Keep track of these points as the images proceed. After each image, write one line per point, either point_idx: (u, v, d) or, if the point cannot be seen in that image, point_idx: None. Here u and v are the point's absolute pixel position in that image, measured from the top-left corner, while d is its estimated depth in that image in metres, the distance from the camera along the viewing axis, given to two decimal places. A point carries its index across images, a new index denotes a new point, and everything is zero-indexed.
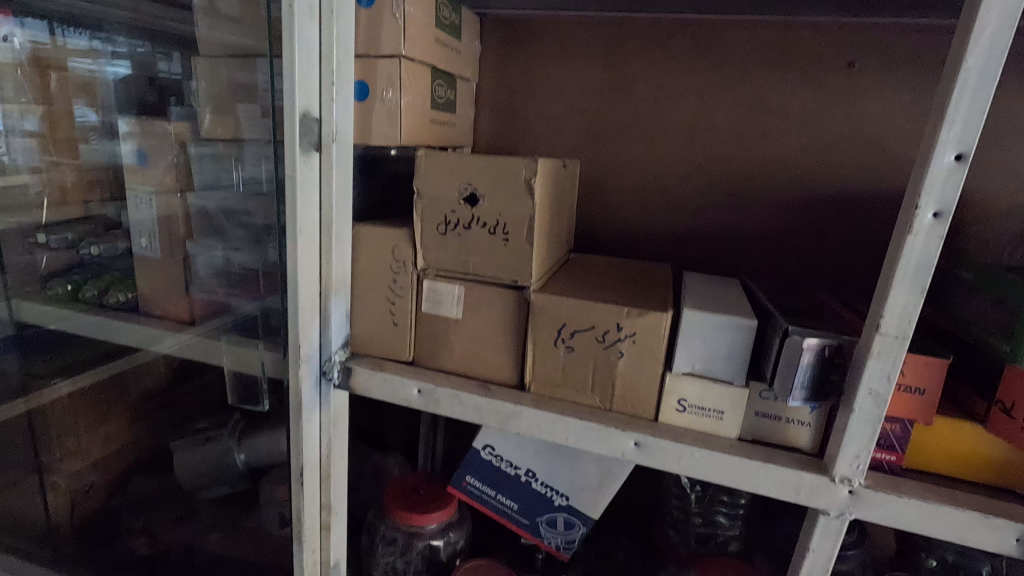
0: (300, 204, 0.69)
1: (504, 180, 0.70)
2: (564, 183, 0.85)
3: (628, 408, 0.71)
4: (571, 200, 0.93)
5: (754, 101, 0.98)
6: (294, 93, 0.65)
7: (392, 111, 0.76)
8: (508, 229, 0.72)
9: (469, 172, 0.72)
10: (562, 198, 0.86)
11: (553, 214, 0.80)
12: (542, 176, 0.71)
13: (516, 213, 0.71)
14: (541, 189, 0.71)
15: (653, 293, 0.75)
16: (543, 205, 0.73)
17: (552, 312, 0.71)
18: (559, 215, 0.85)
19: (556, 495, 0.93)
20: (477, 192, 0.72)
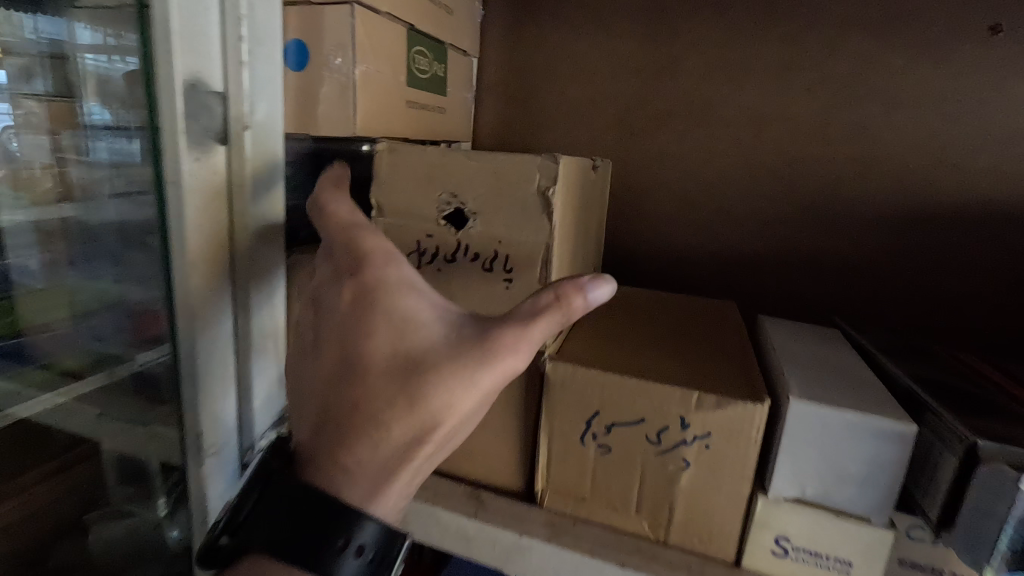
0: (191, 228, 0.45)
1: (507, 188, 0.46)
2: (592, 192, 0.60)
3: (693, 543, 0.46)
4: (600, 216, 0.68)
5: (851, 80, 0.72)
6: (176, 50, 0.41)
7: (342, 85, 0.52)
8: (513, 263, 0.47)
9: (455, 177, 0.48)
10: (589, 213, 0.61)
11: (577, 237, 0.56)
12: (564, 183, 0.47)
13: (523, 241, 0.47)
14: (563, 203, 0.47)
15: (726, 360, 0.50)
16: (563, 228, 0.49)
17: (577, 392, 0.47)
18: (585, 238, 0.60)
19: None
20: (466, 207, 0.48)
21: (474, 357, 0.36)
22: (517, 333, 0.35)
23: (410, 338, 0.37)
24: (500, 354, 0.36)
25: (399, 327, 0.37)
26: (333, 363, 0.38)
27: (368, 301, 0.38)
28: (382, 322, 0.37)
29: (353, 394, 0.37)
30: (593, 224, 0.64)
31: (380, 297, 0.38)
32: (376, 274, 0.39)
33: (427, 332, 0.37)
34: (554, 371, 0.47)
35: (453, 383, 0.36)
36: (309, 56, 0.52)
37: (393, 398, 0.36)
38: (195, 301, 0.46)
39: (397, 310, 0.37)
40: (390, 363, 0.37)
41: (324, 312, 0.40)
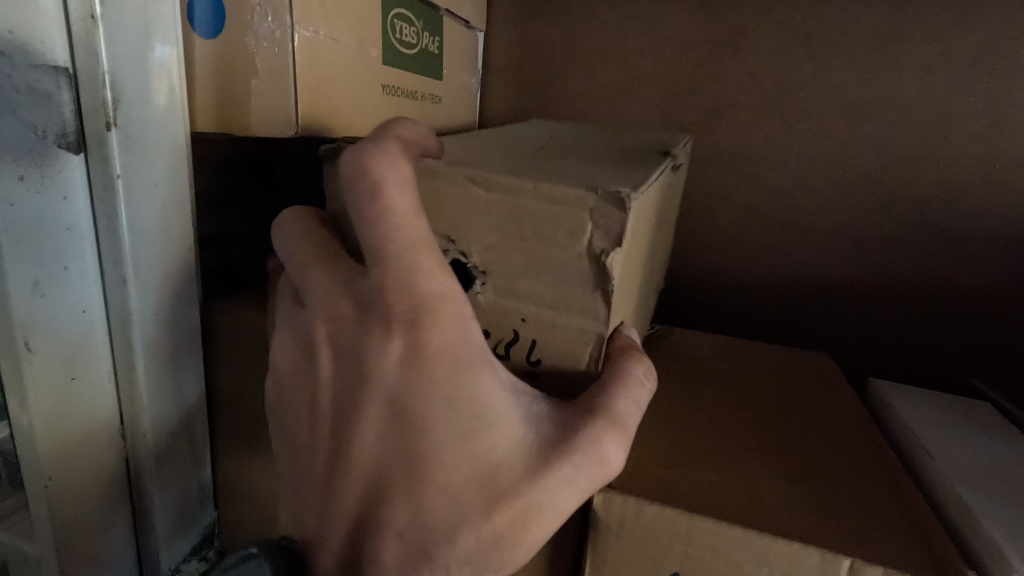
0: (21, 288, 0.28)
1: (532, 241, 0.29)
2: (660, 207, 0.40)
3: None
4: (667, 243, 0.46)
5: (983, 57, 0.54)
6: None
7: (275, 59, 0.35)
8: (540, 354, 0.31)
9: (446, 212, 0.30)
10: (655, 241, 0.40)
11: (638, 285, 0.37)
12: (631, 238, 0.29)
13: (556, 326, 0.30)
14: (623, 269, 0.29)
15: (858, 485, 0.33)
16: (620, 295, 0.31)
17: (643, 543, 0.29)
18: (644, 281, 0.40)
19: None
20: (470, 263, 0.31)
21: (573, 462, 0.26)
22: (615, 423, 0.27)
23: (483, 438, 0.25)
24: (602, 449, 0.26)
25: (466, 420, 0.25)
26: (375, 447, 0.26)
27: (422, 372, 0.25)
28: (442, 413, 0.25)
29: (406, 503, 0.25)
30: (657, 253, 0.43)
31: (441, 371, 0.25)
32: (433, 336, 0.24)
33: (510, 427, 0.25)
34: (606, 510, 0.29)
35: (543, 500, 0.25)
36: (227, 14, 0.33)
37: (463, 519, 0.25)
38: (37, 396, 0.29)
39: (469, 394, 0.25)
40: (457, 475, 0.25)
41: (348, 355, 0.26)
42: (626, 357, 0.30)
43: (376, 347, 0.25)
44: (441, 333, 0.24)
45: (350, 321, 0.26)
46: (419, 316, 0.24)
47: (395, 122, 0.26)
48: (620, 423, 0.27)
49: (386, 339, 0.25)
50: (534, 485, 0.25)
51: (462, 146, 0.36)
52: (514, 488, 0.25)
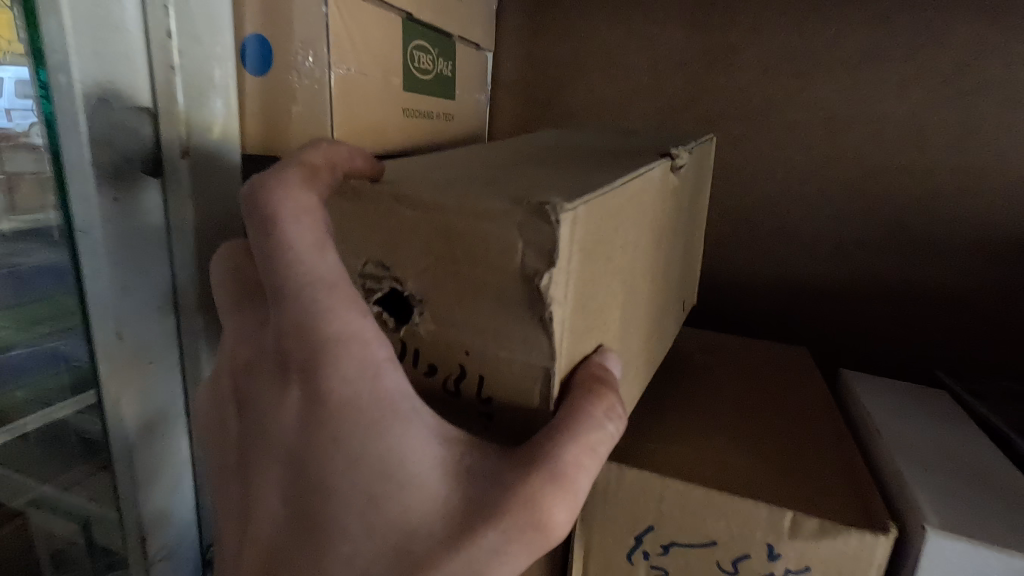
0: (114, 287, 0.34)
1: (468, 265, 0.26)
2: (655, 218, 0.38)
3: None
4: (672, 263, 0.45)
5: (953, 75, 0.58)
6: (75, 53, 0.30)
7: (314, 94, 0.40)
8: (490, 390, 0.28)
9: (376, 235, 0.28)
10: (651, 258, 0.39)
11: (628, 305, 0.35)
12: (576, 254, 0.26)
13: (504, 358, 0.27)
14: (579, 291, 0.27)
15: (821, 464, 0.38)
16: (588, 318, 0.29)
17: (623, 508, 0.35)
18: (640, 299, 0.38)
19: None
20: (406, 290, 0.28)
21: (497, 524, 0.24)
22: (555, 479, 0.25)
23: (393, 500, 0.24)
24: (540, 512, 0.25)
25: (376, 481, 0.24)
26: None
27: (327, 426, 0.24)
28: (347, 471, 0.24)
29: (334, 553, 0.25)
30: (660, 271, 0.42)
31: (346, 426, 0.24)
32: (335, 385, 0.24)
33: (428, 484, 0.24)
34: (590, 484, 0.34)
35: (465, 569, 0.24)
36: (274, 57, 0.39)
37: None
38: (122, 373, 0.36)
39: (379, 448, 0.24)
40: (370, 542, 0.24)
41: (261, 407, 0.26)
42: (582, 401, 0.27)
43: (286, 397, 0.25)
44: (343, 384, 0.24)
45: (253, 368, 0.27)
46: (315, 364, 0.25)
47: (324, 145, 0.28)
48: (561, 479, 0.25)
49: (289, 388, 0.25)
50: (455, 553, 0.24)
51: (456, 163, 0.35)
52: (433, 556, 0.24)
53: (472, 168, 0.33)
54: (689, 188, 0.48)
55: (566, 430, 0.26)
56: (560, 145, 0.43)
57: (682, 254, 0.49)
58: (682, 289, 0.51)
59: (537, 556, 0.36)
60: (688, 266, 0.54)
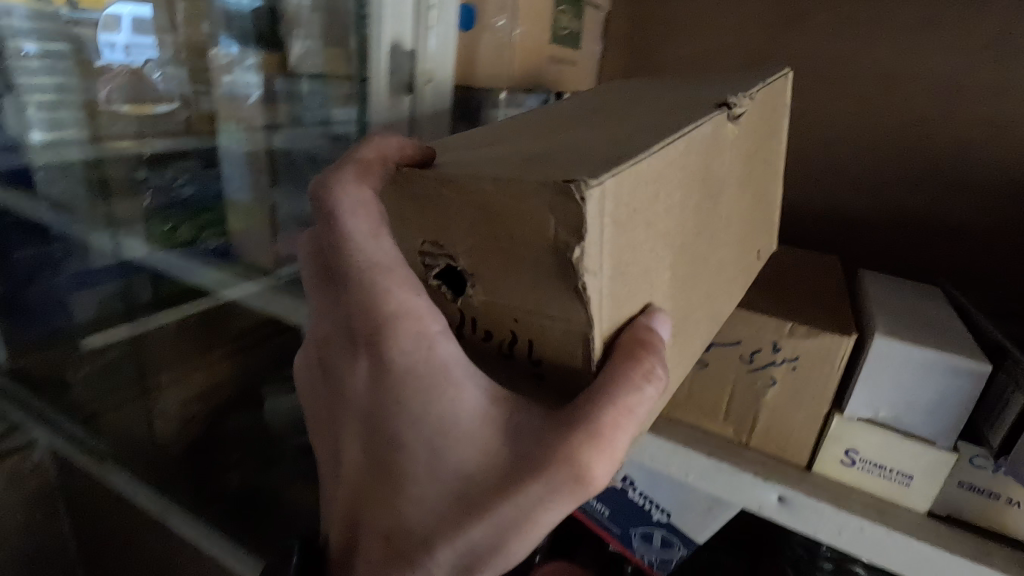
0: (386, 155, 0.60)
1: (508, 237, 0.30)
2: (703, 175, 0.42)
3: (773, 447, 0.56)
4: (739, 210, 0.51)
5: (995, 42, 0.70)
6: (384, 18, 0.55)
7: (501, 45, 0.62)
8: (538, 354, 0.33)
9: (424, 216, 0.33)
10: (705, 217, 0.42)
11: (676, 267, 0.39)
12: (609, 224, 0.29)
13: (549, 325, 0.31)
14: (615, 258, 0.30)
15: (822, 305, 0.56)
16: (629, 282, 0.32)
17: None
18: (693, 255, 0.41)
19: (656, 509, 0.83)
20: (458, 266, 0.33)
21: (541, 475, 0.33)
22: (588, 441, 0.32)
23: (453, 448, 0.35)
24: (564, 470, 0.33)
25: (441, 434, 0.35)
26: None
27: (396, 388, 0.35)
28: (417, 429, 0.35)
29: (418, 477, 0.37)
30: (725, 215, 0.48)
31: (408, 388, 0.35)
32: (397, 354, 0.35)
33: (480, 435, 0.34)
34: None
35: (513, 503, 0.33)
36: (478, 18, 0.61)
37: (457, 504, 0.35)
38: None
39: (439, 408, 0.34)
40: (443, 475, 0.35)
41: (348, 373, 0.38)
42: (620, 374, 0.32)
43: (367, 363, 0.37)
44: (403, 356, 0.35)
45: (340, 342, 0.39)
46: (382, 337, 0.35)
47: (370, 141, 0.36)
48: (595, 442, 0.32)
49: (366, 359, 0.36)
50: (505, 492, 0.33)
51: (511, 138, 0.40)
52: (490, 493, 0.34)
53: (514, 146, 0.37)
54: (751, 133, 0.54)
55: (600, 399, 0.32)
56: (612, 112, 0.48)
57: (750, 201, 0.55)
58: (756, 239, 0.57)
59: None
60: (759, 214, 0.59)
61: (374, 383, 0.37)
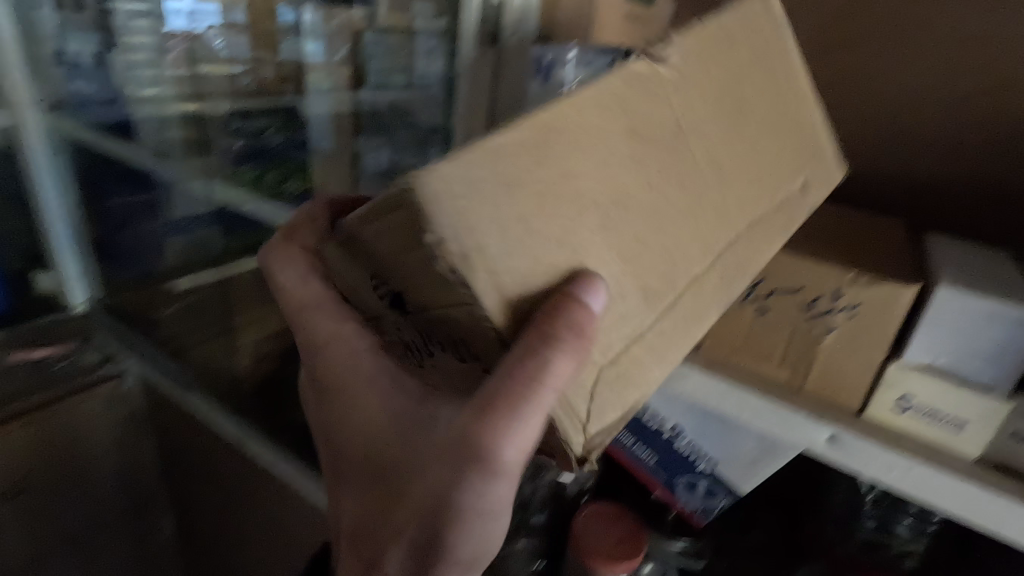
0: None
1: (411, 240, 0.42)
2: (636, 133, 0.48)
3: (827, 393, 0.58)
4: (724, 160, 0.55)
5: None
6: None
7: None
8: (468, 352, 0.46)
9: (346, 265, 0.50)
10: (652, 178, 0.49)
11: (622, 231, 0.47)
12: (452, 217, 0.40)
13: (454, 316, 0.43)
14: (478, 233, 0.40)
15: (885, 257, 0.58)
16: (512, 240, 0.42)
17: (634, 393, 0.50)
18: (658, 200, 0.49)
19: (702, 459, 0.87)
20: (390, 285, 0.47)
21: (444, 466, 0.50)
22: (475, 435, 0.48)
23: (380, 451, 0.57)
24: (509, 443, 0.47)
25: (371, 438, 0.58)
26: None
27: (342, 409, 0.59)
28: (357, 436, 0.59)
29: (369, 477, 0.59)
30: (706, 168, 0.52)
31: (349, 410, 0.58)
32: (339, 390, 0.59)
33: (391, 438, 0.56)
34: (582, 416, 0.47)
35: (437, 484, 0.52)
36: None
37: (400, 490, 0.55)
38: None
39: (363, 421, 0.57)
40: (386, 471, 0.56)
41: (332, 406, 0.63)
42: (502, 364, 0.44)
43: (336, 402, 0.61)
44: (343, 389, 0.59)
45: (321, 388, 0.63)
46: (330, 383, 0.60)
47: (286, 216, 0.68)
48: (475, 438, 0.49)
49: (330, 398, 0.61)
50: (431, 478, 0.52)
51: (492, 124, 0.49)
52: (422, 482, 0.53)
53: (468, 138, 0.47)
54: (716, 70, 0.55)
55: (478, 404, 0.47)
56: None
57: (750, 145, 0.57)
58: (778, 171, 0.59)
59: None
60: (784, 142, 0.60)
61: (341, 413, 0.61)
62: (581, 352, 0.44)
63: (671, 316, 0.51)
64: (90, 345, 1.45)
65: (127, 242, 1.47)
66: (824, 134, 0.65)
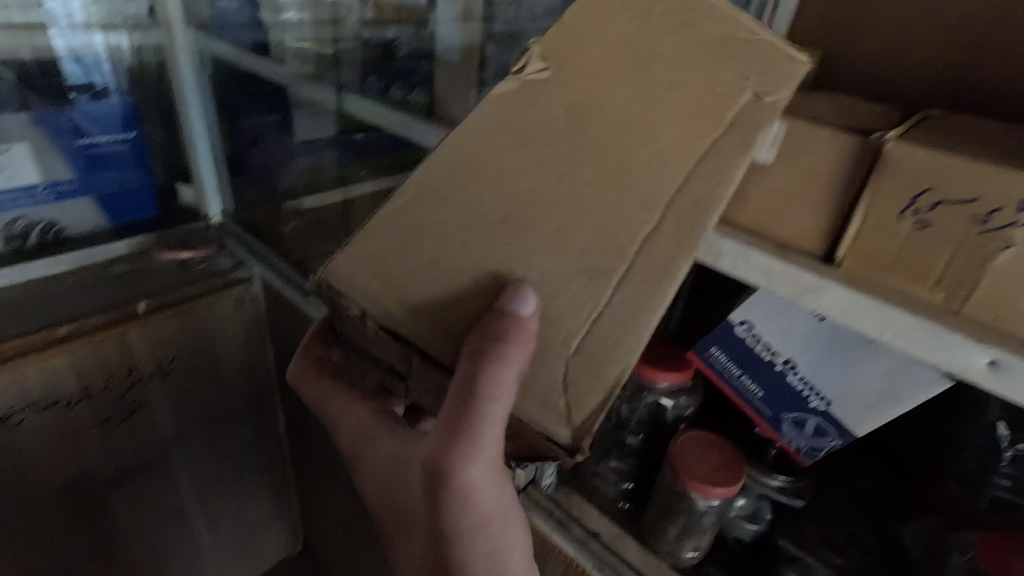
0: None
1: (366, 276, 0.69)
2: (523, 145, 0.68)
3: (990, 318, 0.53)
4: (631, 119, 0.64)
5: None
6: None
7: None
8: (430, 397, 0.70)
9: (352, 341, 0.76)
10: (562, 175, 0.65)
11: (543, 222, 0.64)
12: (366, 268, 0.68)
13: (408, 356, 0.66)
14: (381, 273, 0.67)
15: None
16: (413, 264, 0.67)
17: (618, 361, 0.58)
18: (563, 190, 0.64)
19: (814, 397, 0.84)
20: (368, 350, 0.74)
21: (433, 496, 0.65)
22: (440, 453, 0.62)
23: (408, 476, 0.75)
24: (478, 461, 0.61)
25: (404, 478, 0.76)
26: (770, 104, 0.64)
27: (380, 456, 0.80)
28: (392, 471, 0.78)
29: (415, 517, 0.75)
30: (613, 152, 0.64)
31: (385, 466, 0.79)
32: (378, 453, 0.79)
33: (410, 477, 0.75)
34: (564, 401, 0.58)
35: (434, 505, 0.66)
36: None
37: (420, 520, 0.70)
38: None
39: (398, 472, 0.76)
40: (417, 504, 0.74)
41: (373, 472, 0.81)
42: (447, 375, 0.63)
43: (382, 459, 0.79)
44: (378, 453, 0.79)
45: (362, 451, 0.82)
46: (369, 461, 0.81)
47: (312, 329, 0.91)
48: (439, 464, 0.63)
49: (371, 451, 0.81)
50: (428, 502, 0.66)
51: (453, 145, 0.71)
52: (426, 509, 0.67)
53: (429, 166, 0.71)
54: (597, 58, 0.67)
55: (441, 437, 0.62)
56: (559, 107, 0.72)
57: (660, 96, 0.64)
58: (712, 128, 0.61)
59: (835, 210, 0.60)
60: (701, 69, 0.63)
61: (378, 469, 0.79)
62: (515, 362, 0.58)
63: (632, 280, 0.60)
64: (224, 251, 1.63)
65: (257, 160, 1.64)
66: (762, 29, 0.63)
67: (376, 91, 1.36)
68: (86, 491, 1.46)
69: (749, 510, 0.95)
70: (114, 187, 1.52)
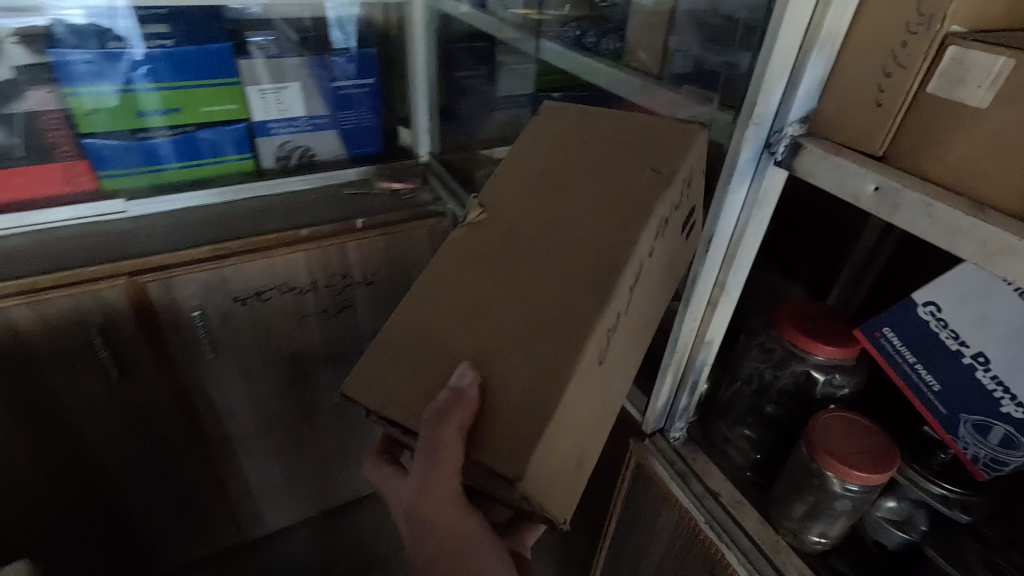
0: None
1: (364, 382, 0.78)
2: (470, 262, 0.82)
3: None
4: (556, 214, 0.80)
5: None
6: None
7: None
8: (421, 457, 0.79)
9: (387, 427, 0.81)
10: (507, 261, 0.79)
11: (493, 296, 0.77)
12: (359, 374, 0.78)
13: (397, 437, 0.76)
14: (371, 372, 0.78)
15: None
16: (395, 361, 0.78)
17: (558, 385, 0.68)
18: (504, 289, 0.77)
19: (1008, 400, 0.72)
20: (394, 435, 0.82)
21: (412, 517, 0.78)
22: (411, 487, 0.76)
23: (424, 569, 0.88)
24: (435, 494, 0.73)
25: None
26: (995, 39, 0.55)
27: None
28: None
29: None
30: (541, 250, 0.78)
31: None
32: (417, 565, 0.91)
33: None
34: (514, 437, 0.67)
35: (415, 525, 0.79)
36: None
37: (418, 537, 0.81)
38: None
39: None
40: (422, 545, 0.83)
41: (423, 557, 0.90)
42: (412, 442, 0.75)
43: None
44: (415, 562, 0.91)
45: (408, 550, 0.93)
46: None
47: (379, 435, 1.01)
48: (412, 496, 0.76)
49: None
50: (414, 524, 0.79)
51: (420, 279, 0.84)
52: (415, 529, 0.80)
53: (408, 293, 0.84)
54: (526, 185, 0.84)
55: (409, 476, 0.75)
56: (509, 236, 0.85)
57: (578, 194, 0.80)
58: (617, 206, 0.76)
59: None
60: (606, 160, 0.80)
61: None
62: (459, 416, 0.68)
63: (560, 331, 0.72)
64: (427, 188, 1.88)
65: (464, 107, 1.86)
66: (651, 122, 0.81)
67: (570, 40, 1.41)
68: (302, 361, 1.83)
69: (898, 517, 0.87)
70: (354, 124, 1.84)
